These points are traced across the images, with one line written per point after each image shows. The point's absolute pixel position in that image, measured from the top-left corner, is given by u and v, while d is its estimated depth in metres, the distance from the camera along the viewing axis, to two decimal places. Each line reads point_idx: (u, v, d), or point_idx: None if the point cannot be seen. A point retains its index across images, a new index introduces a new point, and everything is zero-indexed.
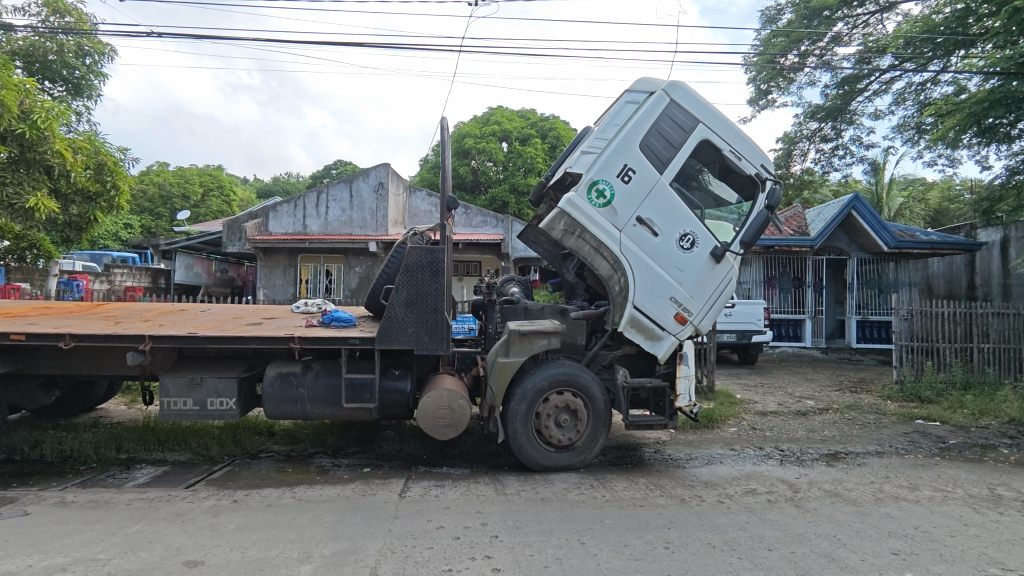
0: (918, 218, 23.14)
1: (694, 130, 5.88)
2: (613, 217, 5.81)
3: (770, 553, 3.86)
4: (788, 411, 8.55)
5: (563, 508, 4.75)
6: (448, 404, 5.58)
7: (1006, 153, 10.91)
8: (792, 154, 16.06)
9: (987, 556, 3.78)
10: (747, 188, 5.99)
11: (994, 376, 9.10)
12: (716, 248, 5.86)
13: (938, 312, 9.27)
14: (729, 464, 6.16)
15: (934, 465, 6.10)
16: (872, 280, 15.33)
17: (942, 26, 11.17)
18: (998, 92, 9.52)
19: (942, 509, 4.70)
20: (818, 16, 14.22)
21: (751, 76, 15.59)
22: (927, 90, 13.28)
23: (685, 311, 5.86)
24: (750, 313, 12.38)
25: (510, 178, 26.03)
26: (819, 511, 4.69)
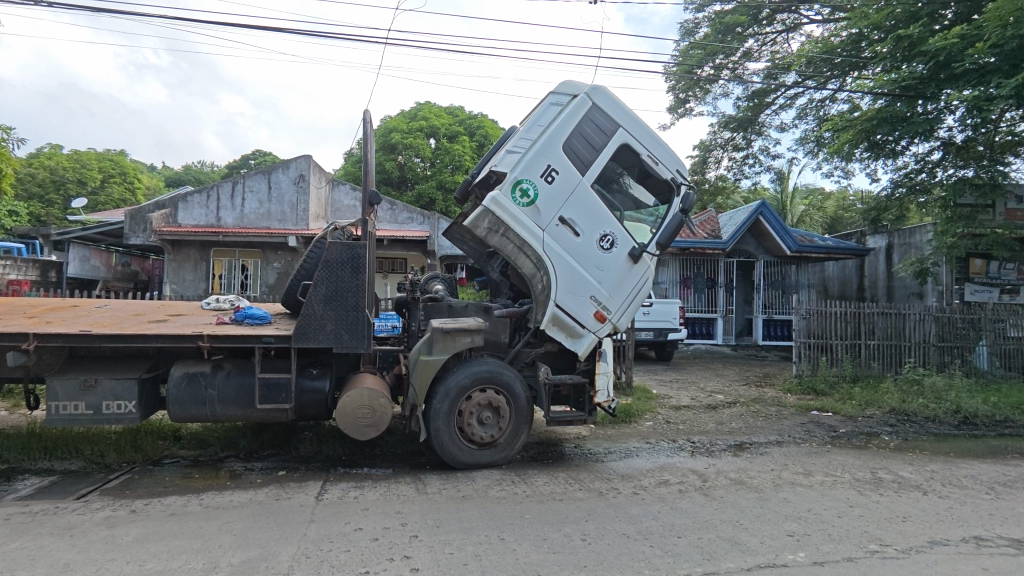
0: (817, 225, 25.07)
1: (615, 134, 6.06)
2: (537, 217, 5.89)
3: (679, 540, 4.06)
4: (700, 404, 9.02)
5: (484, 505, 4.77)
6: (369, 403, 5.46)
7: (892, 167, 12.03)
8: (707, 161, 16.92)
9: (869, 534, 4.15)
10: (663, 192, 6.26)
11: (878, 370, 9.97)
12: (634, 249, 6.09)
13: (831, 312, 10.04)
14: (645, 457, 6.41)
15: (826, 453, 6.64)
16: (776, 282, 16.47)
17: (839, 49, 12.14)
18: (886, 111, 10.46)
19: (832, 492, 5.13)
20: (730, 32, 15.01)
21: (671, 85, 16.28)
22: (825, 107, 14.41)
23: (604, 309, 6.04)
24: (666, 312, 12.94)
25: (438, 174, 25.83)
26: (724, 498, 4.99)
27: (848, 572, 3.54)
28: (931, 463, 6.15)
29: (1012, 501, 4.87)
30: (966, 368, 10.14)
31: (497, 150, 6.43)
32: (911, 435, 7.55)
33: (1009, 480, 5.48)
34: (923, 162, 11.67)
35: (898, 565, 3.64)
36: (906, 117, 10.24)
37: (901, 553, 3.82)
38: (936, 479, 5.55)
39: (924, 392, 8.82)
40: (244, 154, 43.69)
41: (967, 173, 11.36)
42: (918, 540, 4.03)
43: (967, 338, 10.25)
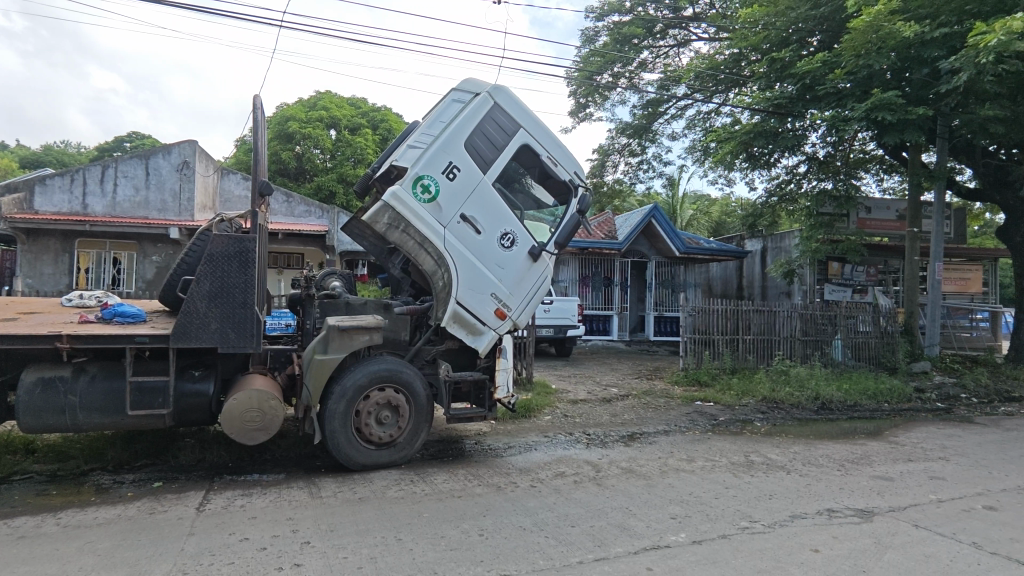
0: (703, 229, 26.98)
1: (516, 134, 6.16)
2: (438, 214, 5.86)
3: (573, 529, 4.21)
4: (595, 398, 9.42)
5: (381, 506, 4.68)
6: (258, 405, 5.17)
7: (766, 177, 13.22)
8: (605, 165, 17.62)
9: (741, 512, 4.54)
10: (561, 193, 6.45)
11: (753, 362, 10.90)
12: (534, 248, 6.22)
13: (713, 309, 10.86)
14: (543, 450, 6.59)
15: (707, 439, 7.16)
16: (667, 281, 17.52)
17: (723, 66, 13.05)
18: (762, 126, 11.44)
19: (711, 476, 5.56)
20: (628, 43, 15.75)
21: (572, 90, 16.80)
22: (711, 119, 15.52)
23: (505, 307, 6.12)
24: (566, 309, 13.35)
25: (338, 167, 24.90)
26: (616, 487, 5.24)
27: (722, 548, 3.84)
28: (794, 445, 6.83)
29: (857, 476, 5.53)
30: (825, 360, 11.35)
31: (398, 145, 6.33)
32: (779, 421, 8.36)
33: (855, 458, 6.22)
34: (792, 173, 12.94)
35: (764, 538, 4.01)
36: (778, 132, 11.28)
37: (768, 527, 4.21)
38: (798, 459, 6.17)
39: (790, 381, 9.77)
40: (117, 136, 39.54)
41: (826, 184, 12.73)
42: (782, 515, 4.46)
43: (827, 332, 11.47)
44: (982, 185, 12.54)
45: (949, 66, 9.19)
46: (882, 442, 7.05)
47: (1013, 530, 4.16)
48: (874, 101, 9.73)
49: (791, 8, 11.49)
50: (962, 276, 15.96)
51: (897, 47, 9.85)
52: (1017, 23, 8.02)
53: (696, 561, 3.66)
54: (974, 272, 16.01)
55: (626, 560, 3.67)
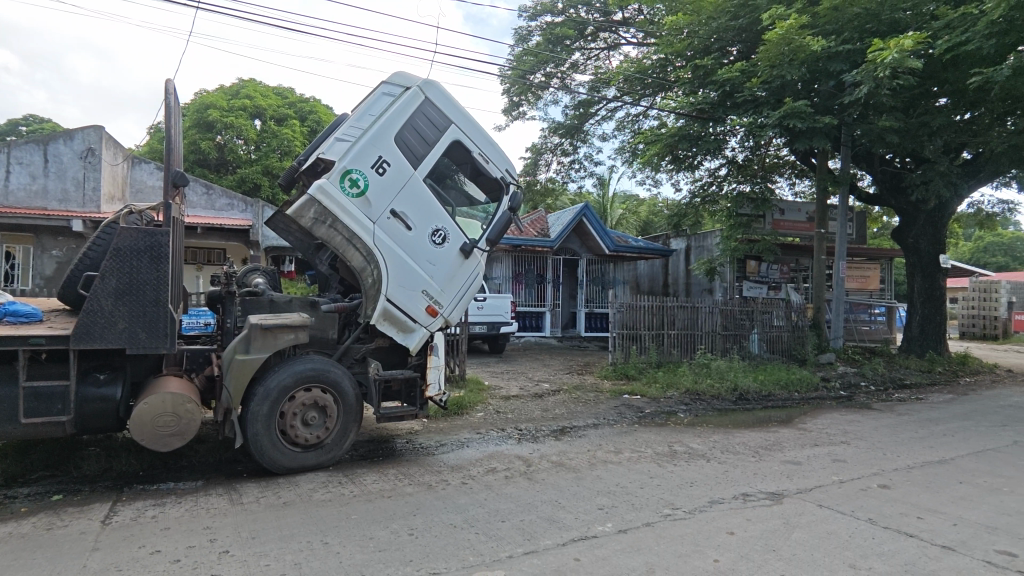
0: (631, 228, 27.85)
1: (447, 130, 6.12)
2: (367, 209, 5.73)
3: (503, 524, 4.25)
4: (527, 393, 9.53)
5: (307, 510, 4.53)
6: (173, 409, 4.87)
7: (690, 178, 13.80)
8: (538, 163, 17.81)
9: (664, 500, 4.73)
10: (494, 190, 6.47)
11: (677, 356, 11.37)
12: (465, 245, 6.21)
13: (640, 306, 11.25)
14: (475, 447, 6.60)
15: (633, 431, 7.40)
16: (597, 278, 17.95)
17: (651, 70, 13.47)
18: (685, 130, 11.95)
19: (636, 466, 5.76)
20: (560, 44, 15.99)
21: (505, 88, 16.86)
22: (639, 121, 16.00)
23: (436, 304, 6.07)
24: (499, 306, 13.41)
25: (263, 159, 23.85)
26: (546, 480, 5.33)
27: (646, 536, 3.99)
28: (713, 434, 7.19)
29: (769, 461, 5.89)
30: (742, 353, 12.01)
31: (326, 137, 6.14)
32: (700, 411, 8.77)
33: (768, 445, 6.61)
34: (714, 175, 13.58)
35: (684, 524, 4.20)
36: (700, 136, 11.83)
37: (688, 513, 4.41)
38: (717, 447, 6.50)
39: (711, 374, 10.27)
40: (11, 119, 36.04)
41: (744, 186, 13.46)
42: (701, 501, 4.69)
43: (745, 327, 12.13)
44: (880, 191, 13.64)
45: (852, 79, 9.91)
46: (792, 428, 7.54)
47: (902, 505, 4.57)
48: (786, 109, 10.38)
49: (712, 18, 12.05)
50: (863, 274, 17.30)
51: (806, 60, 10.52)
52: (909, 41, 8.77)
53: (621, 549, 3.79)
54: (873, 270, 17.40)
55: (555, 552, 3.74)
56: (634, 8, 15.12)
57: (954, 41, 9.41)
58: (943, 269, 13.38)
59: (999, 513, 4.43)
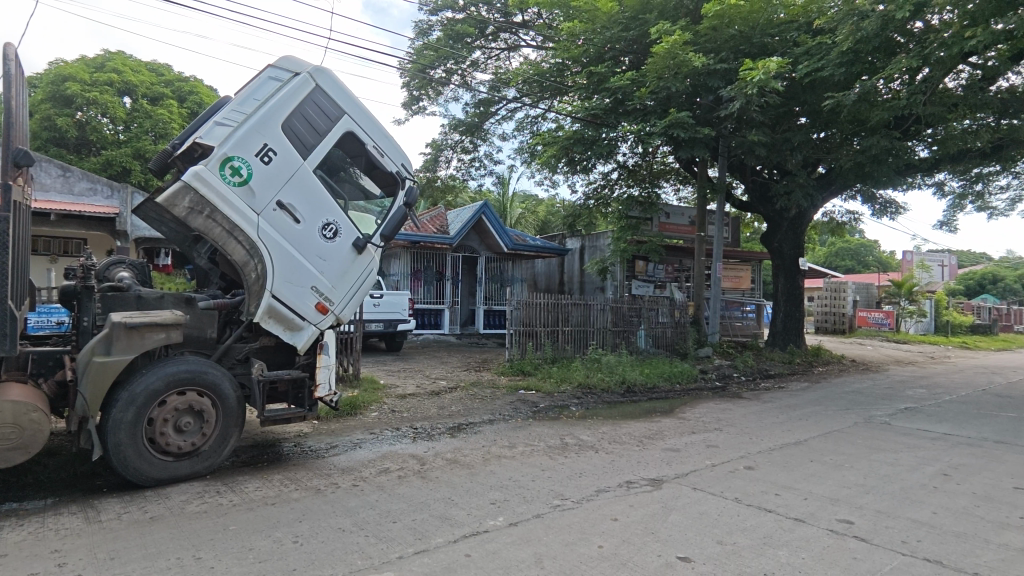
0: (530, 228, 28.46)
1: (339, 120, 5.89)
2: (250, 199, 5.37)
3: (394, 525, 4.17)
4: (423, 391, 9.43)
5: (177, 523, 4.18)
6: (13, 420, 4.28)
7: (585, 181, 14.35)
8: (438, 160, 17.64)
9: (554, 491, 4.88)
10: (388, 184, 6.33)
11: (571, 352, 11.76)
12: (358, 240, 6.02)
13: (537, 303, 11.50)
14: (368, 447, 6.42)
15: (527, 426, 7.56)
16: (496, 276, 18.14)
17: (548, 73, 13.81)
18: (580, 134, 12.36)
19: (529, 460, 5.89)
20: (460, 41, 15.93)
21: (405, 81, 16.52)
22: (537, 123, 16.35)
23: (326, 301, 5.83)
24: (396, 303, 13.13)
25: (134, 141, 21.65)
26: (439, 478, 5.31)
27: (536, 527, 4.09)
28: (602, 426, 7.52)
29: (651, 450, 6.27)
30: (630, 348, 12.67)
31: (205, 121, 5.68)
32: (591, 405, 9.15)
33: (651, 434, 7.03)
34: (606, 179, 14.20)
35: (572, 513, 4.36)
36: (593, 141, 12.29)
37: (575, 503, 4.58)
38: (605, 438, 6.80)
39: (601, 368, 10.74)
40: None
41: (633, 190, 14.26)
42: (589, 491, 4.90)
43: (633, 324, 12.81)
44: (751, 199, 14.96)
45: (728, 94, 10.73)
46: (673, 418, 8.09)
47: (763, 484, 5.05)
48: (670, 119, 11.08)
49: (606, 28, 12.57)
50: (736, 274, 18.87)
51: (689, 74, 11.27)
52: (773, 64, 9.66)
53: (511, 542, 3.85)
54: (745, 271, 19.03)
55: (445, 550, 3.72)
56: (534, 12, 15.41)
57: (812, 67, 10.49)
58: (801, 271, 15.01)
59: (841, 486, 5.02)
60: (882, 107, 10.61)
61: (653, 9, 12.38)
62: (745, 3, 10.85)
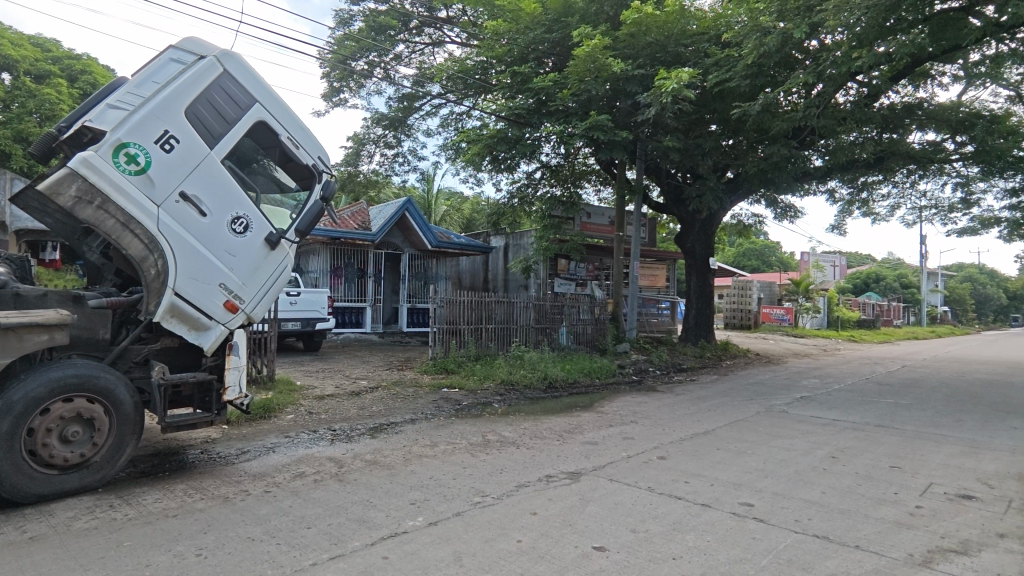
0: (454, 225, 28.37)
1: (250, 108, 5.60)
2: (149, 189, 5.00)
3: (308, 531, 4.03)
4: (343, 392, 9.16)
5: (62, 543, 3.82)
6: None
7: (509, 180, 14.47)
8: (360, 154, 17.15)
9: (475, 489, 4.89)
10: (304, 177, 6.08)
11: (495, 349, 11.82)
12: (271, 234, 5.74)
13: (461, 300, 11.46)
14: (282, 451, 6.15)
15: (450, 424, 7.53)
16: (420, 274, 17.91)
17: (473, 70, 13.80)
18: (503, 133, 12.45)
19: (450, 458, 5.86)
20: (383, 33, 15.55)
21: (325, 71, 15.92)
22: (462, 120, 16.28)
23: (236, 299, 5.51)
24: (314, 301, 12.66)
25: (15, 122, 19.61)
26: (357, 480, 5.17)
27: (455, 526, 4.08)
28: (524, 421, 7.63)
29: (570, 444, 6.41)
30: (552, 344, 12.91)
31: (96, 103, 5.22)
32: (513, 401, 9.25)
33: (571, 428, 7.20)
34: (528, 179, 14.39)
35: (492, 509, 4.39)
36: (517, 140, 12.41)
37: (495, 499, 4.61)
38: (526, 434, 6.89)
39: (524, 364, 10.88)
40: None
41: (556, 190, 14.52)
42: (509, 486, 4.94)
43: (555, 321, 13.06)
44: (666, 201, 15.64)
45: (645, 100, 11.15)
46: (592, 412, 8.33)
47: (674, 472, 5.31)
48: (590, 121, 11.36)
49: (529, 29, 12.73)
50: (653, 273, 19.70)
51: (609, 78, 11.64)
52: (685, 74, 10.12)
53: (430, 541, 3.82)
54: (661, 270, 19.89)
55: (362, 553, 3.64)
56: (458, 8, 15.32)
57: (721, 77, 11.12)
58: (711, 270, 15.86)
59: (745, 472, 5.36)
60: (782, 118, 11.41)
61: (575, 13, 12.65)
62: (660, 13, 11.36)
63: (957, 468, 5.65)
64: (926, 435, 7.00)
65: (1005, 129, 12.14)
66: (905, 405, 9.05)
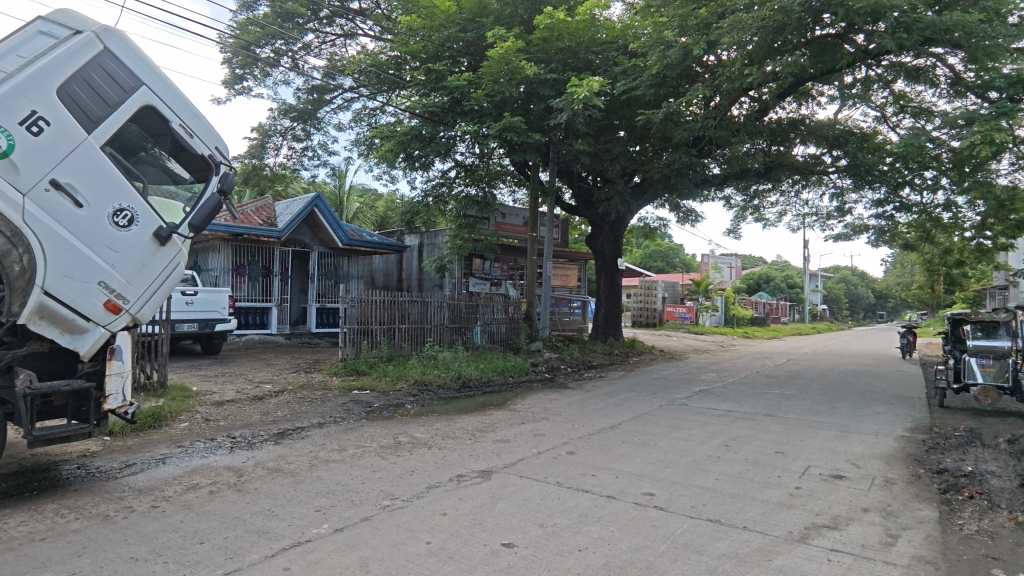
0: (368, 223, 27.71)
1: (136, 91, 5.17)
2: (12, 175, 4.47)
3: (201, 546, 3.77)
4: (245, 397, 8.66)
5: None
6: None
7: (423, 178, 14.30)
8: (265, 146, 16.26)
9: (384, 492, 4.79)
10: (199, 168, 5.68)
11: (408, 349, 11.63)
12: (161, 229, 5.32)
13: (373, 300, 11.18)
14: (173, 463, 5.71)
15: (359, 427, 7.33)
16: (330, 272, 17.28)
17: (387, 66, 13.53)
18: (417, 131, 12.31)
19: (359, 462, 5.70)
20: (290, 20, 14.87)
21: (226, 56, 14.97)
22: (375, 115, 15.88)
23: (119, 298, 5.04)
24: (213, 301, 11.86)
25: None
26: (258, 490, 4.91)
27: (362, 531, 3.98)
28: (437, 422, 7.57)
29: (483, 442, 6.43)
30: (466, 343, 12.91)
31: None
32: (426, 401, 9.15)
33: (483, 427, 7.25)
34: (443, 178, 14.30)
35: (401, 513, 4.32)
36: (431, 138, 12.26)
37: (405, 502, 4.54)
38: (438, 434, 6.84)
39: (438, 364, 10.80)
40: None
41: (471, 189, 14.52)
42: (419, 488, 4.88)
43: (469, 320, 13.05)
44: (577, 203, 16.09)
45: (558, 105, 11.38)
46: (505, 410, 8.43)
47: (582, 467, 5.47)
48: (504, 122, 11.43)
49: (443, 27, 12.67)
50: (565, 273, 20.21)
51: (522, 81, 11.81)
52: (595, 83, 10.47)
53: (335, 549, 3.70)
54: (572, 270, 20.44)
55: (261, 567, 3.46)
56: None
57: (628, 85, 11.60)
58: (620, 270, 16.50)
59: (647, 464, 5.62)
60: (683, 127, 12.03)
61: (490, 14, 12.71)
62: (571, 20, 11.71)
63: (831, 451, 6.24)
64: (805, 423, 7.67)
65: (873, 145, 13.53)
66: (790, 395, 9.87)
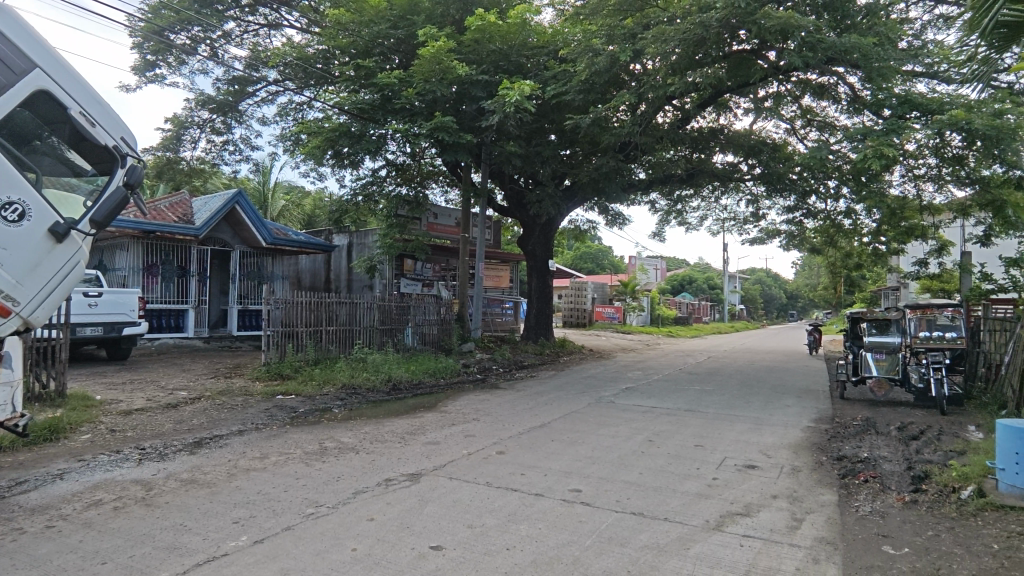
0: (294, 221, 26.76)
1: (28, 74, 4.73)
2: None
3: (104, 567, 3.51)
4: (156, 405, 8.12)
5: None
6: None
7: (352, 176, 13.96)
8: (181, 139, 15.28)
9: (308, 500, 4.63)
10: (102, 160, 5.29)
11: (335, 352, 11.29)
12: (57, 225, 4.90)
13: (299, 302, 10.77)
14: (73, 478, 5.28)
15: (283, 434, 7.05)
16: (253, 272, 16.50)
17: (313, 60, 13.12)
18: (346, 127, 12.06)
19: (282, 470, 5.48)
20: (208, 7, 14.12)
21: (136, 41, 13.98)
22: (301, 110, 15.33)
23: (7, 300, 4.61)
24: (120, 303, 11.06)
25: None
26: (169, 504, 4.62)
27: (284, 541, 3.83)
28: (365, 425, 7.41)
29: (412, 445, 6.35)
30: (397, 344, 12.69)
31: None
32: (355, 405, 8.93)
33: (413, 430, 7.15)
34: (373, 176, 14.02)
35: (326, 520, 4.19)
36: (360, 136, 12.06)
37: (330, 509, 4.42)
38: (367, 438, 6.70)
39: (366, 367, 10.56)
40: None
41: (402, 189, 14.34)
42: (345, 494, 4.76)
43: (399, 321, 12.83)
44: (509, 204, 16.22)
45: (488, 107, 11.41)
46: (436, 412, 8.36)
47: (511, 466, 5.51)
48: (435, 122, 11.33)
49: (372, 23, 12.44)
50: (497, 274, 20.27)
51: (454, 81, 11.78)
52: (526, 86, 10.61)
53: (254, 561, 3.55)
54: (505, 271, 20.54)
55: None
56: None
57: (558, 89, 11.83)
58: (550, 271, 16.76)
59: (575, 461, 5.74)
60: (611, 132, 12.37)
61: (421, 12, 12.59)
62: (502, 23, 11.82)
63: (745, 443, 6.62)
64: (723, 417, 8.08)
65: (784, 155, 14.43)
66: (710, 391, 10.37)
